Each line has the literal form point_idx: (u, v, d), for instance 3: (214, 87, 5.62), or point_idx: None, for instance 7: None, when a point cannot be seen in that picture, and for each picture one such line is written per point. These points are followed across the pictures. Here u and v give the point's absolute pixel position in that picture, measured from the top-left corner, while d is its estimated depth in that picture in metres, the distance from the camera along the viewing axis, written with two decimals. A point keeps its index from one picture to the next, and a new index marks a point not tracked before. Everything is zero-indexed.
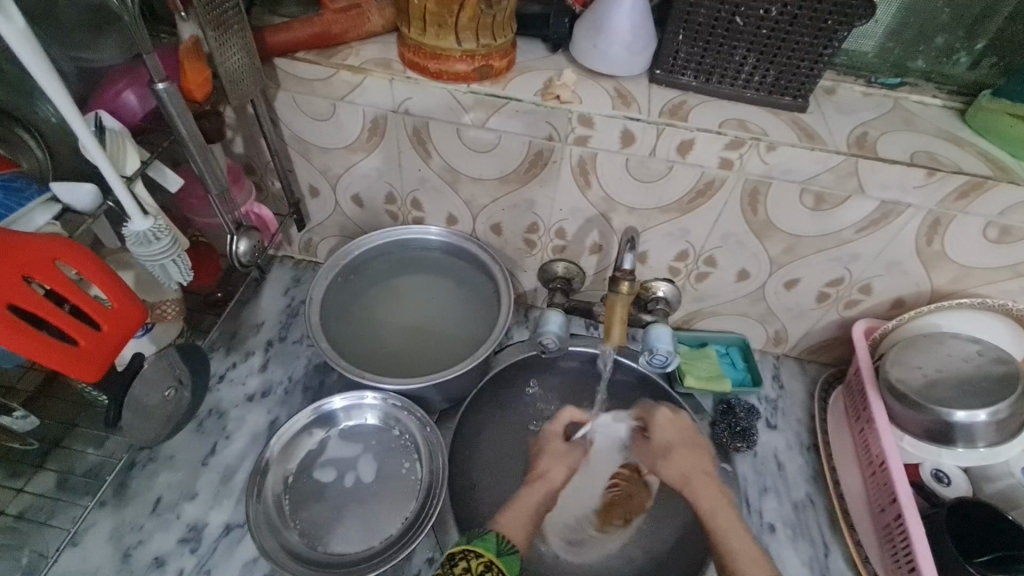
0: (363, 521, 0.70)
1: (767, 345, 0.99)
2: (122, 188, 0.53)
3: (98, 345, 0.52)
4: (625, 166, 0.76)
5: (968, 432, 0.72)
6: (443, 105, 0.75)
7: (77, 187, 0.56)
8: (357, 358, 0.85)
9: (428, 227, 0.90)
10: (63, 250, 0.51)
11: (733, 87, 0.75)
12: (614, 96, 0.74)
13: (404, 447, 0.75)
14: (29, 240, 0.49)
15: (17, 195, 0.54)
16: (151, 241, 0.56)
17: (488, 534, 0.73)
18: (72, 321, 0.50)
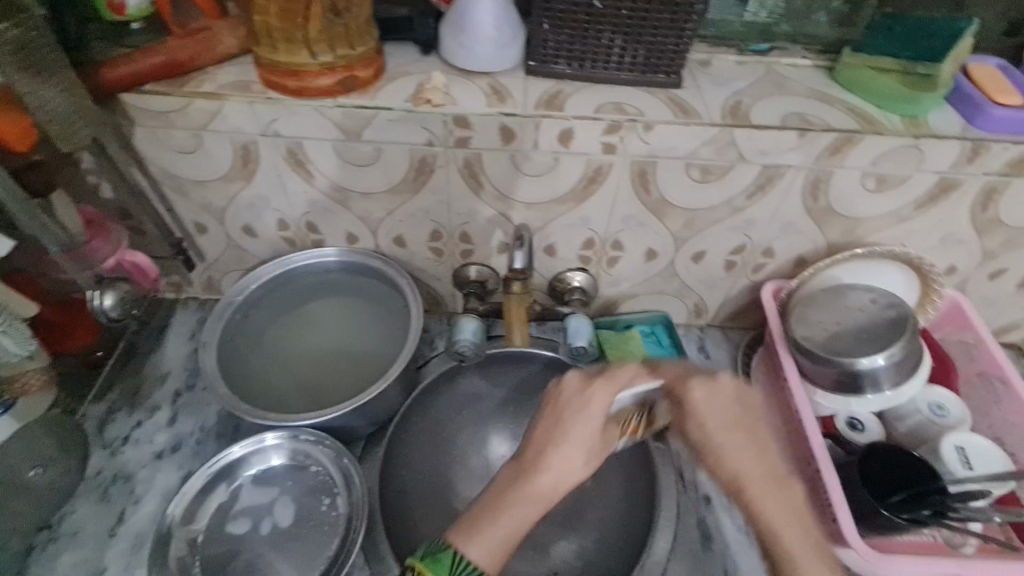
0: (285, 568, 0.67)
1: (690, 319, 1.01)
2: None
3: None
4: (512, 163, 0.75)
5: (871, 379, 0.74)
6: (313, 123, 0.71)
7: None
8: (266, 399, 0.81)
9: (323, 250, 0.87)
10: None
11: (607, 71, 0.75)
12: (489, 93, 0.72)
13: (321, 482, 0.72)
14: None
15: None
16: None
17: (441, 554, 0.57)
18: None
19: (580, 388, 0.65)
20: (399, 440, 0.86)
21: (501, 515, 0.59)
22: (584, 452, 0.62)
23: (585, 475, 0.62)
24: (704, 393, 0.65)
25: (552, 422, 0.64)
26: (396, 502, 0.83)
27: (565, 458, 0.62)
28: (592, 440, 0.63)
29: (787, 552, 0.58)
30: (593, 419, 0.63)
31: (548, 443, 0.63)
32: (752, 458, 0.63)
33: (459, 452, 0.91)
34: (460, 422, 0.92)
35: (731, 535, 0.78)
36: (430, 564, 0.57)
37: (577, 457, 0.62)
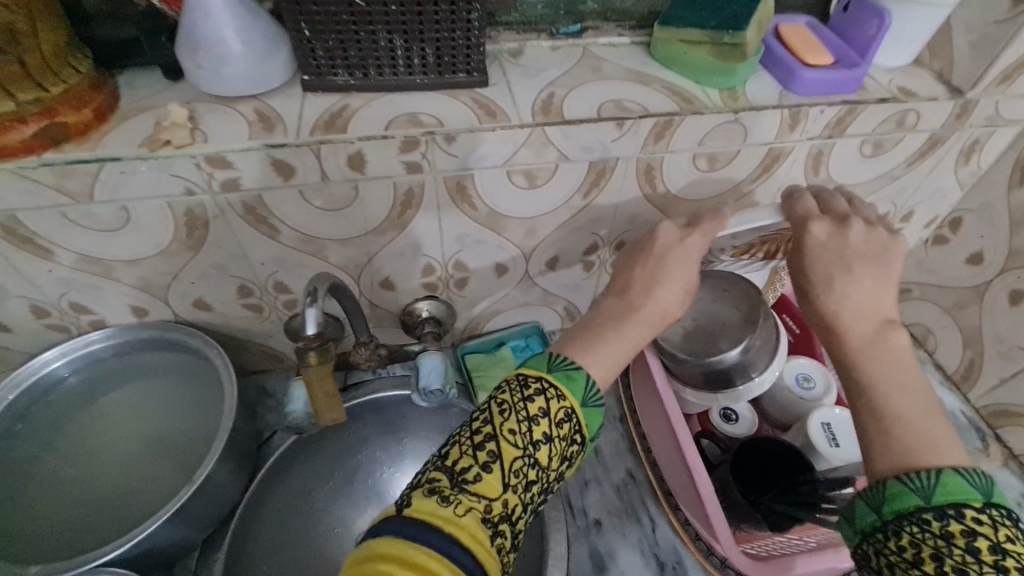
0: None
1: (564, 323, 0.94)
2: None
3: None
4: (303, 199, 0.63)
5: (735, 372, 0.71)
6: (21, 189, 0.55)
7: None
8: (63, 542, 0.65)
9: (86, 338, 0.69)
10: None
11: (397, 77, 0.64)
12: (253, 121, 0.60)
13: None
14: None
15: None
16: None
17: (575, 372, 0.52)
18: None
19: (678, 237, 0.63)
20: (256, 522, 0.75)
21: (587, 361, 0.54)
22: (677, 295, 0.60)
23: (683, 312, 0.60)
24: (826, 233, 0.60)
25: (650, 263, 0.61)
26: None
27: (673, 290, 0.60)
28: (686, 258, 0.62)
29: (884, 434, 0.48)
30: (694, 260, 0.62)
31: (656, 276, 0.60)
32: (869, 299, 0.55)
33: (328, 524, 0.83)
34: (322, 491, 0.83)
35: (627, 560, 0.72)
36: (564, 382, 0.51)
37: (677, 302, 0.59)
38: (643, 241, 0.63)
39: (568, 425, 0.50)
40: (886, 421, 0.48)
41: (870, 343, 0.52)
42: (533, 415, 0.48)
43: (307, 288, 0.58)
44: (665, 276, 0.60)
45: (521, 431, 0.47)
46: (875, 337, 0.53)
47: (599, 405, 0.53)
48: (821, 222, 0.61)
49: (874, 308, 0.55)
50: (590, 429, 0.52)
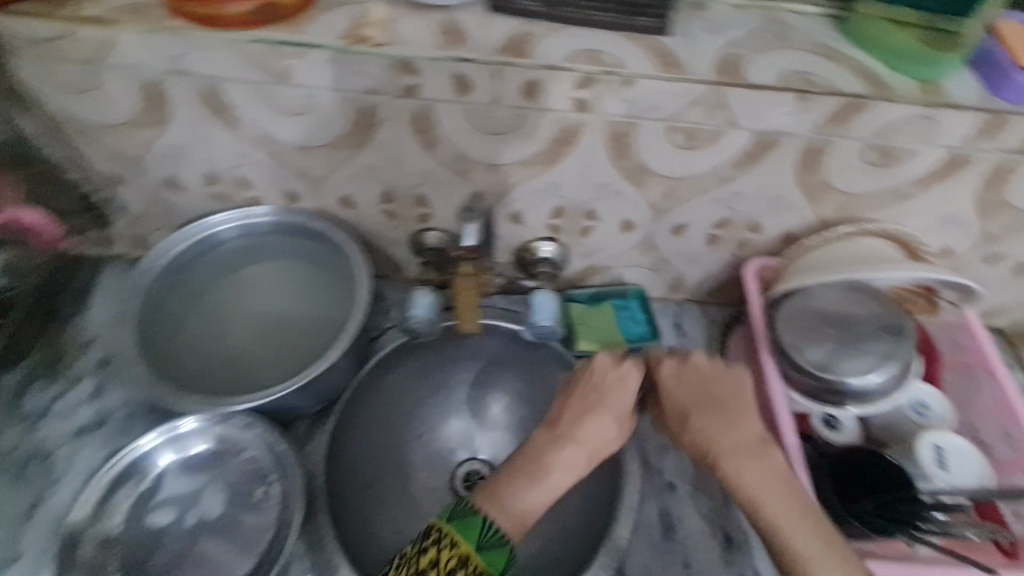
0: (214, 562, 0.63)
1: (667, 294, 0.94)
2: None
3: None
4: (470, 118, 0.65)
5: (859, 393, 0.69)
6: (232, 61, 0.60)
7: None
8: (203, 375, 0.74)
9: (255, 208, 0.77)
10: None
11: (581, 10, 0.64)
12: (441, 33, 0.61)
13: (254, 471, 0.68)
14: None
15: None
16: None
17: (472, 517, 0.54)
18: None
19: (612, 366, 0.64)
20: (356, 408, 0.81)
21: (551, 470, 0.58)
22: (582, 433, 0.60)
23: (618, 440, 0.62)
24: (674, 368, 0.65)
25: (586, 395, 0.63)
26: (348, 485, 0.79)
27: (588, 431, 0.61)
28: (607, 398, 0.63)
29: (789, 561, 0.54)
30: (628, 387, 0.63)
31: (580, 419, 0.62)
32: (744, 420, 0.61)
33: (416, 429, 0.87)
34: (418, 401, 0.87)
35: (695, 526, 0.75)
36: (456, 525, 0.53)
37: (603, 438, 0.61)
38: (561, 391, 0.65)
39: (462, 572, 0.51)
40: (787, 553, 0.54)
41: (755, 471, 0.57)
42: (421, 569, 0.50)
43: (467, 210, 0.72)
44: (584, 415, 0.62)
45: (438, 563, 0.50)
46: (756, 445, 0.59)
47: (505, 545, 0.53)
48: (669, 360, 0.65)
49: (745, 432, 0.60)
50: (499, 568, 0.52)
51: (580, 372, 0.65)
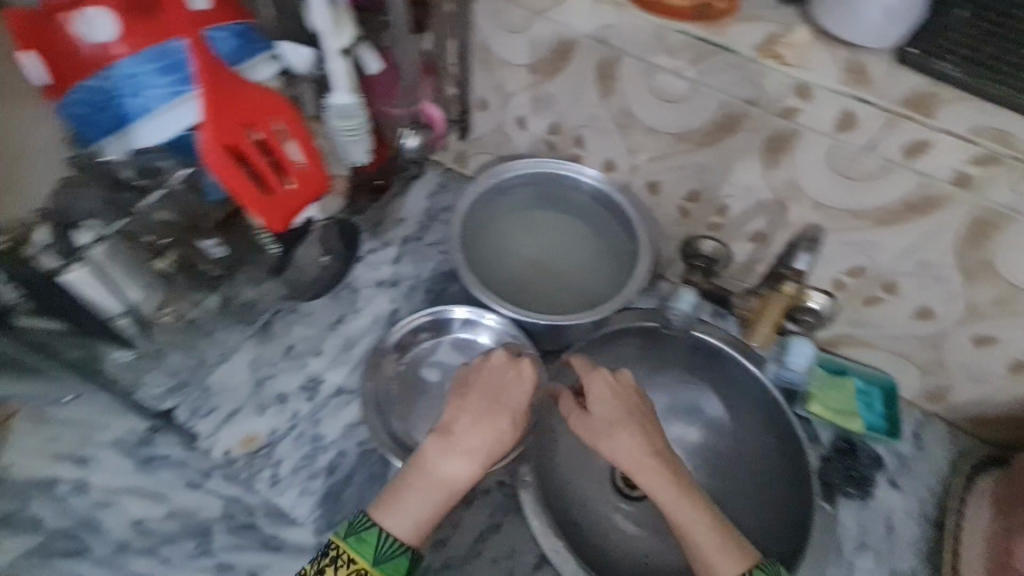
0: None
1: (918, 398, 0.87)
2: (340, 60, 0.54)
3: (290, 198, 0.54)
4: (831, 155, 0.66)
5: None
6: (647, 40, 0.68)
7: (299, 48, 0.53)
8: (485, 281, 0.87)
9: (586, 169, 0.86)
10: (277, 109, 0.53)
11: (1004, 88, 0.60)
12: (847, 69, 0.63)
13: None
14: (264, 93, 0.53)
15: (251, 46, 0.55)
16: (350, 115, 0.56)
17: (368, 533, 0.60)
18: (271, 172, 0.53)
19: (507, 364, 0.70)
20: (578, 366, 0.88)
21: (402, 494, 0.62)
22: (475, 442, 0.64)
23: (469, 477, 0.64)
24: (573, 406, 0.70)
25: (486, 395, 0.68)
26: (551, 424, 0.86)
27: (476, 436, 0.65)
28: (490, 398, 0.68)
29: None
30: (506, 397, 0.68)
31: (467, 423, 0.66)
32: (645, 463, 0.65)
33: None
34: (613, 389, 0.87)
35: None
36: (354, 545, 0.60)
37: (489, 435, 0.65)
38: (458, 383, 0.69)
39: None
40: None
41: (664, 477, 0.64)
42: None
43: None
44: (477, 421, 0.66)
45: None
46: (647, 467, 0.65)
47: (394, 556, 0.60)
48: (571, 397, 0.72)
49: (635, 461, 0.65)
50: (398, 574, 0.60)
51: (467, 375, 0.70)
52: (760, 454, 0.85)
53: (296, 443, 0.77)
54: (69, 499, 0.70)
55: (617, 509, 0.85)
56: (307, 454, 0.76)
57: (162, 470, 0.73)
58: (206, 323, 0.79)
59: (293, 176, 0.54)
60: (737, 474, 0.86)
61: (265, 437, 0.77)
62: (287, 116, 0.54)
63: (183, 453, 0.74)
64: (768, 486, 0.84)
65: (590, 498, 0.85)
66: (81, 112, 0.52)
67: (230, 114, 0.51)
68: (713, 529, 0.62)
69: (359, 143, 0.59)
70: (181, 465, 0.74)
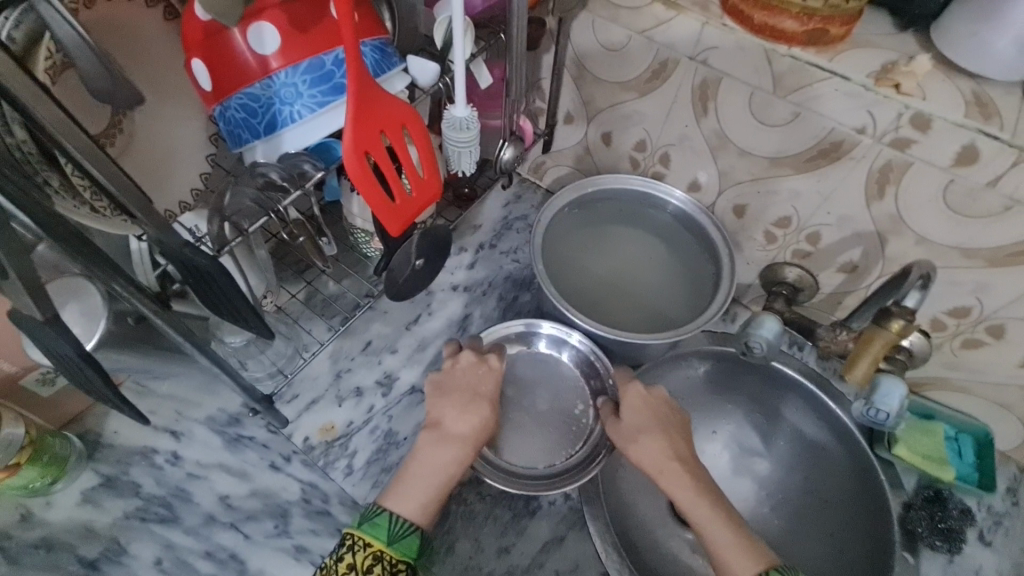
0: (535, 443, 0.78)
1: (1014, 450, 0.81)
2: (463, 72, 0.51)
3: (408, 205, 0.51)
4: (942, 190, 0.63)
5: None
6: (752, 63, 0.67)
7: (427, 63, 0.52)
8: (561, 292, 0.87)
9: (673, 190, 0.86)
10: (410, 117, 0.49)
11: None
12: (970, 101, 0.60)
13: (580, 389, 0.83)
14: (392, 98, 0.48)
15: (388, 60, 0.49)
16: (463, 128, 0.55)
17: (377, 519, 0.60)
18: (396, 180, 0.49)
19: (475, 362, 0.72)
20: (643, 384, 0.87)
21: (405, 485, 0.63)
22: (462, 430, 0.67)
23: (459, 461, 0.65)
24: (469, 361, 0.72)
25: (461, 390, 0.70)
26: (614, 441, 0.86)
27: (463, 420, 0.68)
28: (469, 392, 0.70)
29: None
30: (484, 394, 0.70)
31: (446, 412, 0.68)
32: (657, 462, 0.67)
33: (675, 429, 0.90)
34: None
35: None
36: (368, 530, 0.59)
37: (475, 420, 0.67)
38: (434, 385, 0.71)
39: (379, 566, 0.58)
40: None
41: (683, 472, 0.66)
42: (368, 567, 0.57)
43: (917, 270, 0.62)
44: (460, 408, 0.68)
45: (357, 567, 0.57)
46: (659, 469, 0.66)
47: (408, 533, 0.60)
48: None
49: (655, 460, 0.67)
50: (410, 555, 0.60)
51: (443, 376, 0.72)
52: (833, 493, 0.82)
53: (370, 436, 0.79)
54: (165, 469, 0.74)
55: (678, 536, 0.83)
56: (380, 448, 0.79)
57: (247, 450, 0.77)
58: (300, 316, 0.83)
59: (411, 184, 0.51)
60: (807, 512, 0.83)
61: (342, 428, 0.80)
62: (417, 126, 0.49)
63: (267, 435, 0.78)
64: (840, 530, 0.80)
65: (651, 521, 0.84)
66: (235, 117, 0.49)
67: (364, 119, 0.46)
68: (728, 529, 0.62)
69: (470, 156, 0.58)
70: (264, 447, 0.77)
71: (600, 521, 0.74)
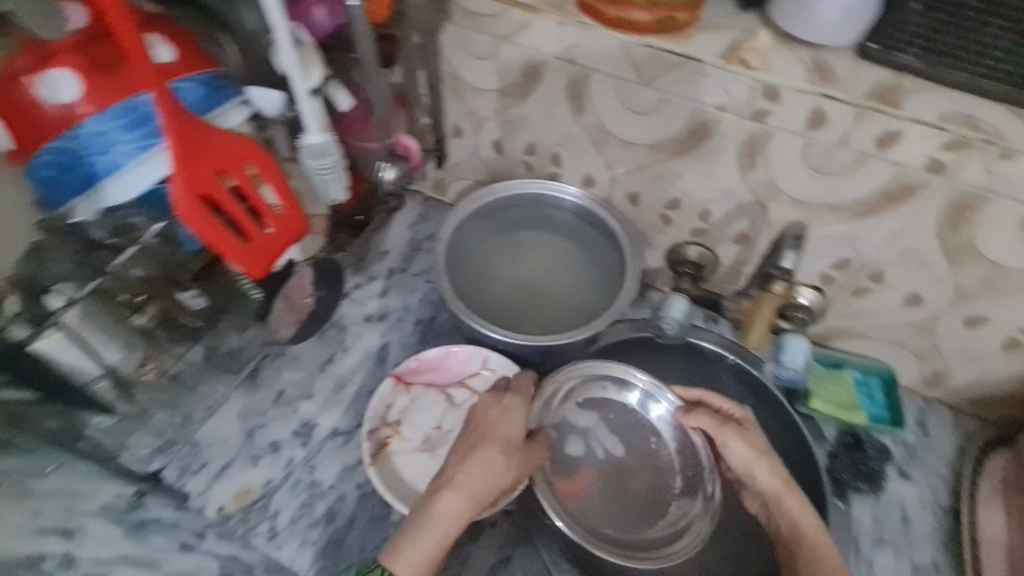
0: (627, 499, 0.76)
1: (917, 384, 0.86)
2: (307, 100, 0.52)
3: (265, 242, 0.53)
4: (804, 153, 0.67)
5: None
6: (612, 57, 0.69)
7: (267, 92, 0.53)
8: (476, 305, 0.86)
9: (567, 187, 0.86)
10: (251, 153, 0.53)
11: (965, 75, 0.61)
12: (812, 69, 0.64)
13: (644, 424, 0.79)
14: (225, 138, 0.51)
15: (218, 95, 0.52)
16: (321, 157, 0.55)
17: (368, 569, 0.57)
18: (248, 218, 0.52)
19: (493, 403, 0.70)
20: None
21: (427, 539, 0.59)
22: (476, 477, 0.63)
23: (474, 505, 0.62)
24: (495, 409, 0.70)
25: (495, 441, 0.66)
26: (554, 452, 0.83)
27: (477, 469, 0.64)
28: (503, 444, 0.67)
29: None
30: (510, 438, 0.67)
31: (460, 458, 0.65)
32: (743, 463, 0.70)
33: None
34: None
35: None
36: None
37: (485, 466, 0.64)
38: (471, 431, 0.68)
39: None
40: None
41: (800, 506, 0.67)
42: None
43: None
44: (475, 464, 0.64)
45: None
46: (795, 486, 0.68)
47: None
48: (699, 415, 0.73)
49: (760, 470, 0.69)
50: None
51: (478, 424, 0.69)
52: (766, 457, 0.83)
53: (292, 493, 0.74)
54: None
55: None
56: (305, 502, 0.73)
57: (154, 534, 0.70)
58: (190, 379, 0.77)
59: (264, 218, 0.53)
60: None
61: (261, 489, 0.74)
62: (259, 163, 0.53)
63: (175, 514, 0.71)
64: None
65: None
66: (47, 175, 0.50)
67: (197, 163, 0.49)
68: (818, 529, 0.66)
69: (338, 180, 0.58)
70: (173, 527, 0.71)
71: (549, 535, 0.72)
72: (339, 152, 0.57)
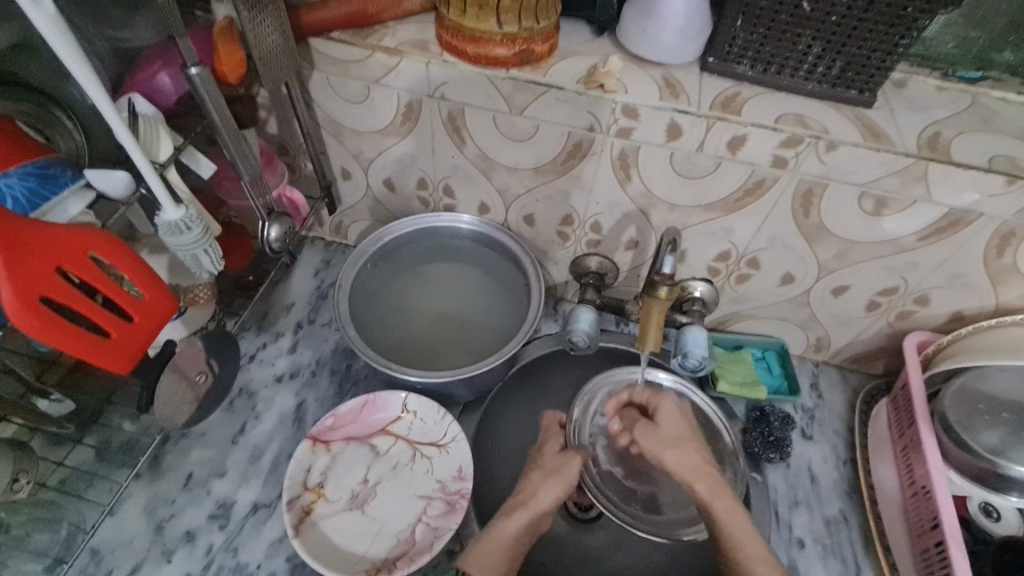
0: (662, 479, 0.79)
1: (807, 351, 0.95)
2: (156, 178, 0.52)
3: (131, 336, 0.51)
4: (669, 162, 0.72)
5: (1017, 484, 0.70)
6: (481, 91, 0.71)
7: (111, 174, 0.54)
8: (388, 347, 0.84)
9: (460, 215, 0.87)
10: (92, 241, 0.50)
11: (793, 78, 0.69)
12: (662, 86, 0.69)
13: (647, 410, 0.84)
14: (55, 231, 0.47)
15: (52, 183, 0.51)
16: (182, 231, 0.55)
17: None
18: (107, 314, 0.49)
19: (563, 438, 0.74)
20: (496, 408, 0.85)
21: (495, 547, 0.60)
22: (546, 496, 0.65)
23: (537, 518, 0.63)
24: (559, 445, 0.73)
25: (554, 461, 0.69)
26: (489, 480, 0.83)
27: (548, 490, 0.66)
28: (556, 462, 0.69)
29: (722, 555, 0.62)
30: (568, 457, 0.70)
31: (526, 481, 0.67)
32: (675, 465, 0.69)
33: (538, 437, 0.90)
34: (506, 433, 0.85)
35: None
36: None
37: (560, 483, 0.66)
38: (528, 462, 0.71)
39: None
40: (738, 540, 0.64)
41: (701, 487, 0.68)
42: None
43: (666, 236, 0.71)
44: (538, 484, 0.66)
45: None
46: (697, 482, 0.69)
47: None
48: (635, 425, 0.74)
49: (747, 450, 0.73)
50: None
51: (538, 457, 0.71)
52: None
53: None
54: None
55: None
56: None
57: None
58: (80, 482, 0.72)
59: (125, 309, 0.51)
60: None
61: None
62: (105, 250, 0.50)
63: None
64: None
65: None
66: None
67: (28, 265, 0.44)
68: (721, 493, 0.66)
69: (207, 251, 0.58)
70: None
71: None
72: (202, 224, 0.57)
